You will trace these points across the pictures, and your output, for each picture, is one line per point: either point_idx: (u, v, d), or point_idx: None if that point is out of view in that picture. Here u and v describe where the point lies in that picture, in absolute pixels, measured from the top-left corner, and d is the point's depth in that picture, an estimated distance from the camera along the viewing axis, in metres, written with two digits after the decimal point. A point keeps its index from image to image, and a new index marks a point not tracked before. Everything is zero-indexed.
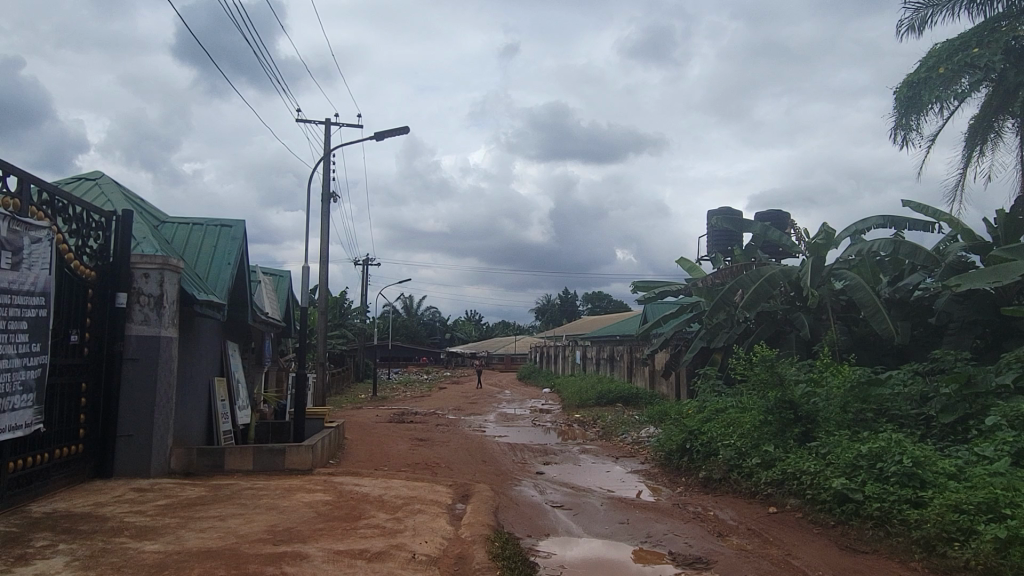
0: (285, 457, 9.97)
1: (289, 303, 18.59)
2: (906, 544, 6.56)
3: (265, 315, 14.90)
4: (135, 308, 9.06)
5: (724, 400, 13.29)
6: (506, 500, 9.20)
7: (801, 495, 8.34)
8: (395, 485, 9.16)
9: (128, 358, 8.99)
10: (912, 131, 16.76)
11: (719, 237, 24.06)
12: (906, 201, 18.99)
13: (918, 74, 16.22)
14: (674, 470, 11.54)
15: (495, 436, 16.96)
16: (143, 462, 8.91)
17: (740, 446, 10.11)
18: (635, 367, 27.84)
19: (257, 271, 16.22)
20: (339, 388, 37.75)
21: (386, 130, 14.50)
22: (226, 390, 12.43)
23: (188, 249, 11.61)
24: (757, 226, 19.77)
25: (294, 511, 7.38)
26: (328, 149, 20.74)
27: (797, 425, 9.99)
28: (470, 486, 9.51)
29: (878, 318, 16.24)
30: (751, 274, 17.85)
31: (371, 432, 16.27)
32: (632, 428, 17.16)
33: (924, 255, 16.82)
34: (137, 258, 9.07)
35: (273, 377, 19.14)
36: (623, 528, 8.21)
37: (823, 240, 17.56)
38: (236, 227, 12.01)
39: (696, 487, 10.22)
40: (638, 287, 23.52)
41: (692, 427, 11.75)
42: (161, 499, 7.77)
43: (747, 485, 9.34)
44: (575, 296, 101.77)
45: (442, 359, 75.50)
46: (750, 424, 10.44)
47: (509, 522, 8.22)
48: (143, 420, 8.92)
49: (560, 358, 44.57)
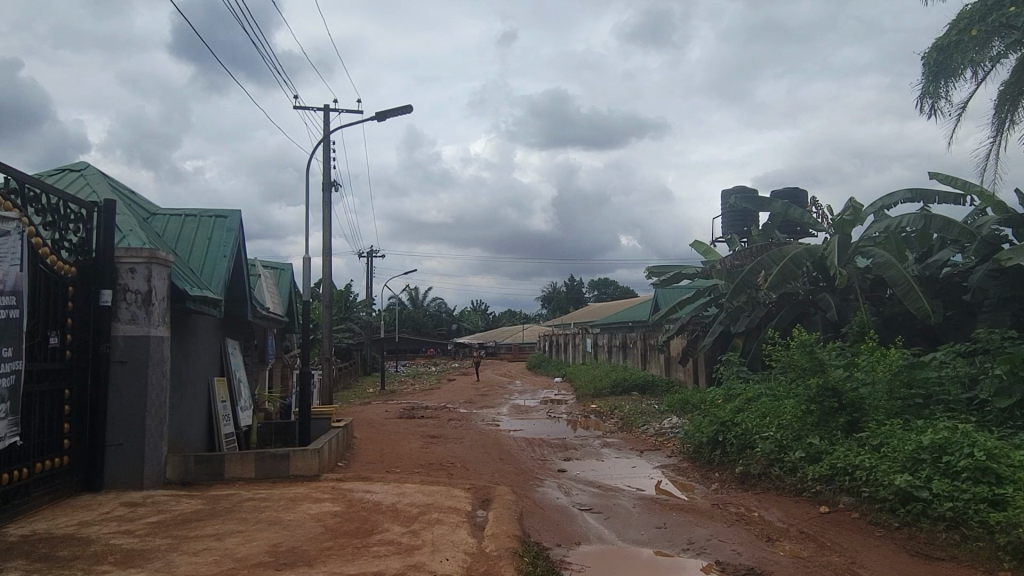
0: (290, 462, 9.24)
1: (291, 297, 17.89)
2: (990, 551, 5.88)
3: (266, 311, 14.17)
4: (122, 306, 8.32)
5: (755, 387, 12.48)
6: (530, 504, 8.47)
7: (856, 492, 7.60)
8: (409, 491, 8.41)
9: (116, 360, 8.27)
10: (940, 99, 15.87)
11: (734, 218, 23.20)
12: (933, 173, 18.14)
13: (948, 38, 15.34)
14: (706, 464, 10.79)
15: (511, 431, 16.24)
16: (134, 474, 8.20)
17: (780, 439, 9.33)
18: (649, 354, 27.09)
19: (257, 264, 15.49)
20: (345, 382, 37.12)
21: (389, 111, 13.65)
22: (226, 391, 11.72)
23: (181, 243, 10.88)
24: (777, 205, 18.95)
25: (299, 527, 6.64)
26: (328, 135, 19.96)
27: (842, 413, 9.22)
28: (491, 489, 8.78)
29: (911, 296, 15.45)
30: (773, 255, 17.06)
31: (382, 430, 15.55)
32: (652, 418, 16.42)
33: (957, 230, 15.94)
34: (121, 252, 8.32)
35: (277, 374, 18.44)
36: (662, 533, 7.46)
37: (849, 216, 16.74)
38: (231, 217, 11.28)
39: (733, 484, 9.45)
40: (652, 272, 22.76)
41: (723, 418, 10.98)
42: (153, 515, 7.05)
43: (791, 481, 8.56)
44: (581, 284, 100.93)
45: (449, 351, 74.87)
46: (791, 414, 9.65)
47: (535, 530, 7.49)
48: (135, 427, 8.22)
49: (570, 347, 43.86)
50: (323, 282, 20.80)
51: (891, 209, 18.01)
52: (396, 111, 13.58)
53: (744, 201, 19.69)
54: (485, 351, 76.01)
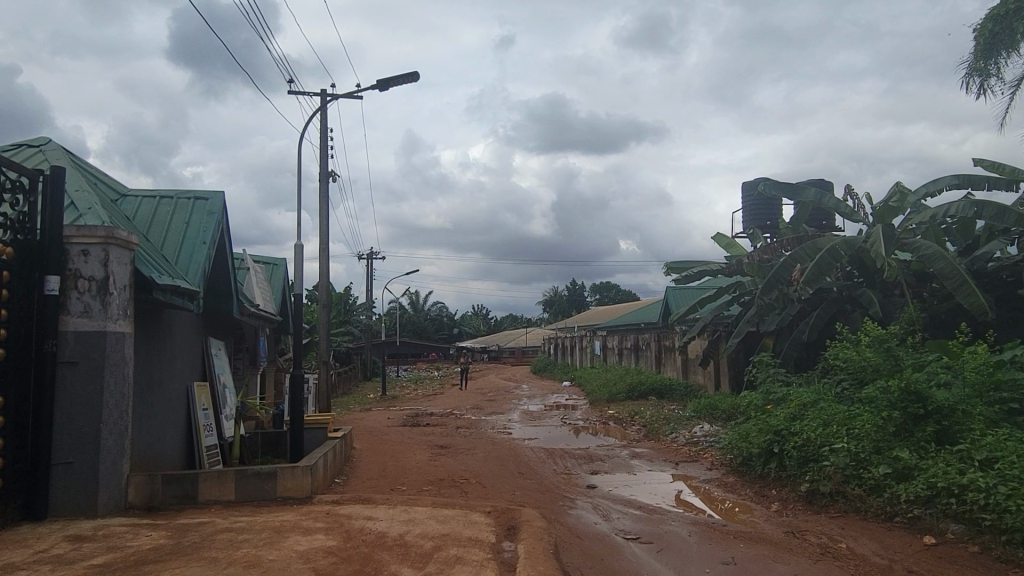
0: (277, 482, 7.73)
1: (285, 296, 16.49)
2: None
3: (256, 308, 12.73)
4: (72, 295, 6.91)
5: (805, 392, 11.00)
6: (564, 531, 7.06)
7: (969, 520, 6.22)
8: (420, 517, 6.96)
9: (64, 362, 6.85)
10: (989, 77, 14.61)
11: (756, 211, 21.78)
12: (978, 159, 16.79)
13: (1006, 6, 13.92)
14: (759, 481, 9.33)
15: (526, 440, 14.83)
16: (86, 499, 6.77)
17: (856, 450, 7.86)
18: (665, 355, 25.64)
19: (246, 256, 14.08)
20: (344, 388, 35.33)
21: (392, 79, 12.23)
22: (207, 398, 10.31)
23: (153, 227, 9.48)
24: (809, 193, 17.48)
25: (282, 572, 5.20)
26: (324, 122, 18.58)
27: (929, 421, 7.80)
28: (515, 513, 7.35)
29: (965, 290, 13.97)
30: (808, 247, 15.64)
31: (383, 440, 14.10)
32: (680, 425, 14.97)
33: (1013, 217, 14.54)
34: (72, 231, 6.94)
35: (269, 379, 16.96)
36: (730, 571, 6.03)
37: (894, 204, 15.53)
38: (213, 199, 9.90)
39: (800, 505, 7.98)
40: (671, 268, 21.39)
41: (777, 426, 9.48)
42: (99, 556, 5.60)
43: (878, 503, 7.10)
44: (583, 286, 99.66)
45: (451, 355, 73.22)
46: (867, 422, 8.20)
47: (575, 568, 6.09)
48: (86, 443, 6.80)
49: (577, 350, 42.25)
50: (319, 281, 19.36)
51: (935, 196, 16.60)
52: (399, 79, 12.18)
53: (772, 189, 18.25)
54: (487, 355, 74.46)
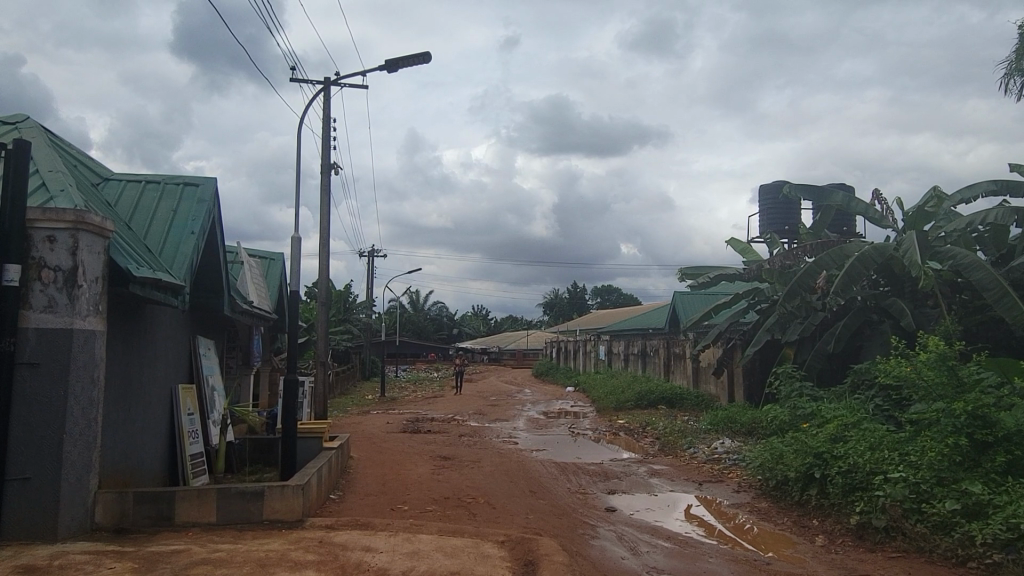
0: (263, 504, 6.86)
1: (282, 293, 15.65)
2: None
3: (251, 305, 11.87)
4: (35, 288, 6.07)
5: (840, 409, 10.18)
6: (587, 568, 6.19)
7: None
8: (425, 550, 6.08)
9: (24, 363, 5.98)
10: None
11: (774, 216, 20.91)
12: (1015, 164, 15.92)
13: None
14: (797, 509, 8.46)
15: (534, 451, 13.99)
16: (45, 521, 5.91)
17: (915, 479, 7.01)
18: (674, 362, 24.76)
19: (241, 249, 13.22)
20: (341, 389, 34.45)
21: (402, 59, 11.38)
22: (193, 402, 9.45)
23: (137, 215, 8.64)
24: (835, 196, 16.60)
25: None
26: (328, 112, 17.76)
27: (997, 450, 7.04)
28: (532, 544, 6.46)
29: (1005, 303, 13.02)
30: (835, 254, 14.77)
31: (383, 448, 13.25)
32: (697, 439, 14.12)
33: None
34: (36, 214, 6.08)
35: (264, 380, 16.10)
36: None
37: (928, 209, 14.68)
38: (204, 185, 9.04)
39: (849, 540, 7.12)
40: (684, 273, 20.55)
41: (817, 448, 8.61)
42: None
43: (946, 544, 6.26)
44: (585, 289, 98.63)
45: (451, 355, 72.27)
46: (926, 447, 7.38)
47: None
48: (47, 457, 5.95)
49: (581, 355, 41.26)
50: (318, 279, 18.54)
51: (969, 202, 15.73)
52: (409, 59, 11.36)
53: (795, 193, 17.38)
54: (488, 357, 73.53)
